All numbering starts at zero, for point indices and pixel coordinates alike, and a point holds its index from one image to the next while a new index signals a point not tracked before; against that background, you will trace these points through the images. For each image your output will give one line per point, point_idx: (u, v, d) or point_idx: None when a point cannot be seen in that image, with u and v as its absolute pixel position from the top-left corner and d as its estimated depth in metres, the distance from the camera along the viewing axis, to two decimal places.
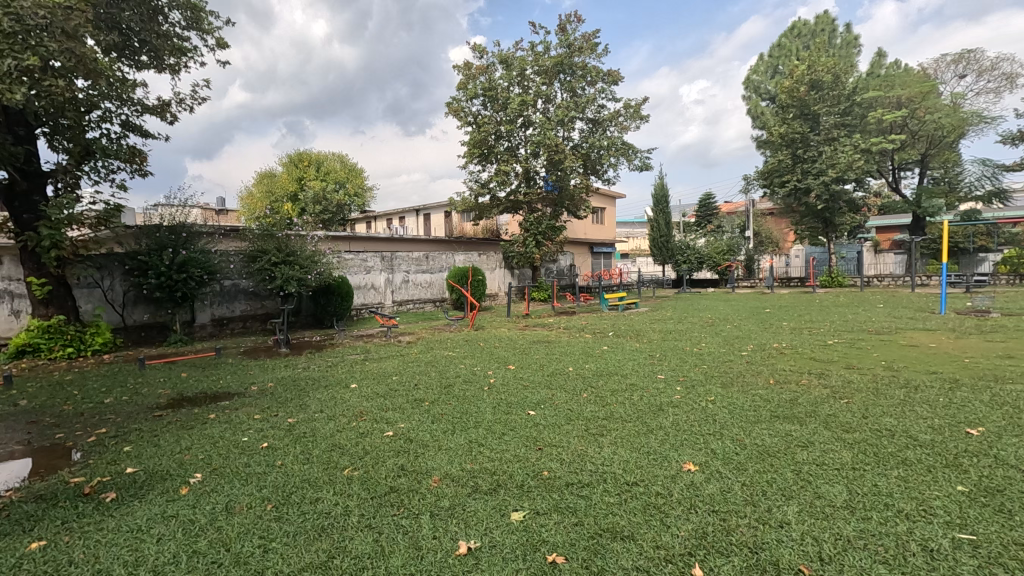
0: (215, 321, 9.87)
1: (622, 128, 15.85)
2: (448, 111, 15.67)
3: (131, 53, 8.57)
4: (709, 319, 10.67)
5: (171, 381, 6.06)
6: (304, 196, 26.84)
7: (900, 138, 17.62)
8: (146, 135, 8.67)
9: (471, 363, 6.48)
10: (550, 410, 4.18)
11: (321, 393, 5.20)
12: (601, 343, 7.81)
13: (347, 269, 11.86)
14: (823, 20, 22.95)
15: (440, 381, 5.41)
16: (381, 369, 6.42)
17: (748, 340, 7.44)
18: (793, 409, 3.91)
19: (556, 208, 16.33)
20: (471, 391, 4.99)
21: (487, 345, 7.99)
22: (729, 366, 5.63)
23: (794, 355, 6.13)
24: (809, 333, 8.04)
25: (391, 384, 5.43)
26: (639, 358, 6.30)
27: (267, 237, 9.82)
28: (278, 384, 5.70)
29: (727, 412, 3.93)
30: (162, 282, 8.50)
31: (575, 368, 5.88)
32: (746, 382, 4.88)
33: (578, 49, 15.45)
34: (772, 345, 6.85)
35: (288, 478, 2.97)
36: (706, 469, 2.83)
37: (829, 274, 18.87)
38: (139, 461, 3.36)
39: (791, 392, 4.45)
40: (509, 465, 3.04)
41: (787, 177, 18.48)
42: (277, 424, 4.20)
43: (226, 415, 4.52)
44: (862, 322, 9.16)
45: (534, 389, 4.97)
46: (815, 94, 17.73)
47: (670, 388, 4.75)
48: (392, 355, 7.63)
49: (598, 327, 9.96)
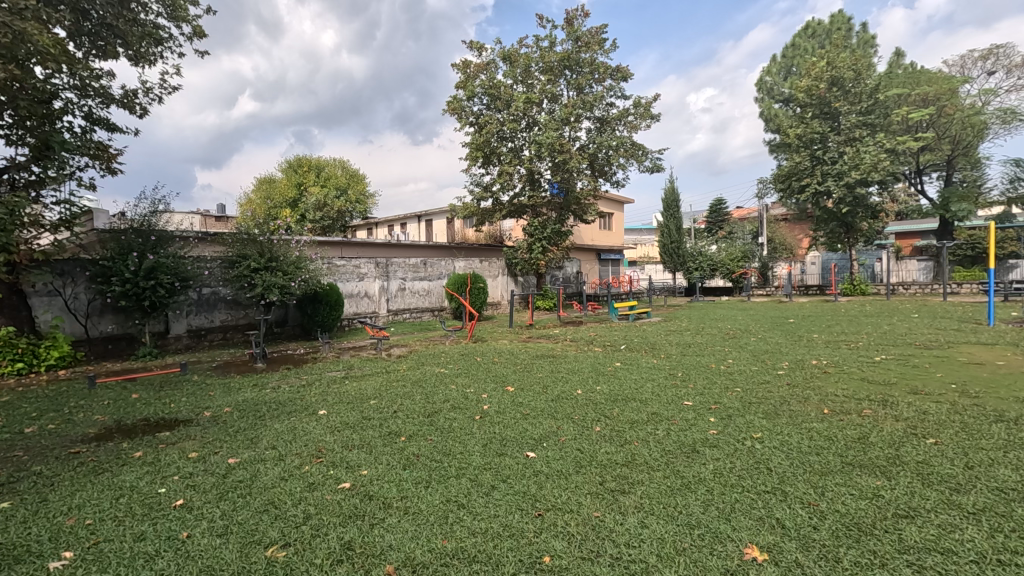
0: (192, 332, 9.10)
1: (631, 128, 15.04)
2: (447, 111, 14.92)
3: (100, 41, 7.87)
4: (730, 331, 9.74)
5: (113, 405, 5.21)
6: (304, 203, 26.07)
7: (927, 138, 16.66)
8: (113, 130, 7.99)
9: (464, 383, 5.59)
10: (554, 451, 3.32)
11: (280, 422, 4.34)
12: (614, 359, 6.92)
13: (337, 276, 11.04)
14: (839, 19, 22.13)
15: (425, 409, 4.55)
16: (360, 390, 5.56)
17: (782, 356, 6.50)
18: (867, 453, 3.04)
19: (562, 212, 15.51)
20: (458, 422, 4.12)
21: (484, 361, 7.12)
22: (770, 391, 4.70)
23: (843, 375, 5.20)
24: (849, 347, 7.08)
25: (366, 411, 4.58)
26: (660, 379, 5.41)
27: (248, 241, 9.06)
28: (235, 409, 4.86)
29: (781, 455, 3.06)
30: (127, 290, 7.73)
31: (585, 391, 4.98)
32: (796, 412, 3.99)
33: (584, 45, 14.68)
34: (813, 363, 5.91)
35: (187, 565, 2.13)
36: (779, 559, 1.97)
37: (851, 282, 17.90)
38: (4, 529, 2.52)
39: (859, 427, 3.54)
40: (497, 545, 2.18)
41: (806, 180, 17.56)
42: (214, 466, 3.38)
43: (156, 452, 3.68)
44: (904, 334, 8.19)
45: (536, 419, 4.09)
46: (836, 91, 16.94)
47: (703, 421, 3.86)
48: (377, 372, 6.77)
49: (607, 339, 9.06)
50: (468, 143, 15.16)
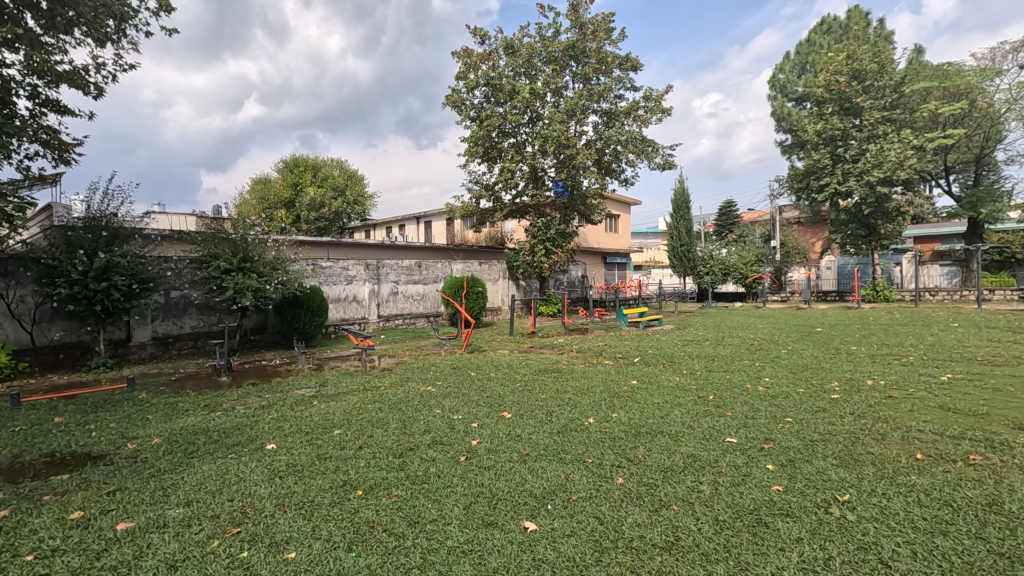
0: (157, 340, 8.21)
1: (641, 122, 14.13)
2: (446, 104, 14.03)
3: (52, 16, 7.03)
4: (755, 342, 8.73)
5: (23, 433, 4.26)
6: (300, 203, 25.20)
7: (956, 134, 15.68)
8: (64, 112, 7.17)
9: (452, 408, 4.64)
10: (563, 522, 2.38)
11: (212, 463, 3.40)
12: (627, 375, 5.97)
13: (322, 279, 10.14)
14: (856, 13, 21.22)
15: (397, 445, 3.62)
16: (327, 414, 4.63)
17: (825, 374, 5.57)
18: (1018, 537, 2.09)
19: (567, 212, 14.62)
20: (436, 466, 3.18)
21: (478, 376, 6.17)
22: (833, 423, 3.72)
23: (916, 403, 4.22)
24: (901, 362, 6.11)
25: (325, 447, 3.65)
26: (687, 405, 4.46)
27: (220, 240, 8.17)
28: (166, 441, 3.93)
29: (894, 538, 2.12)
30: (77, 293, 6.83)
31: (598, 421, 4.02)
32: (882, 457, 3.03)
33: (590, 33, 13.78)
34: (871, 384, 4.94)
35: None
36: None
37: (873, 288, 16.91)
38: None
39: (981, 485, 2.59)
40: None
41: (826, 179, 16.57)
42: (91, 538, 2.43)
43: (29, 511, 2.75)
44: (955, 348, 7.19)
45: (539, 463, 3.14)
46: (857, 85, 16.02)
47: (759, 470, 2.94)
48: (354, 389, 5.81)
49: (618, 350, 8.09)
50: (468, 138, 14.27)
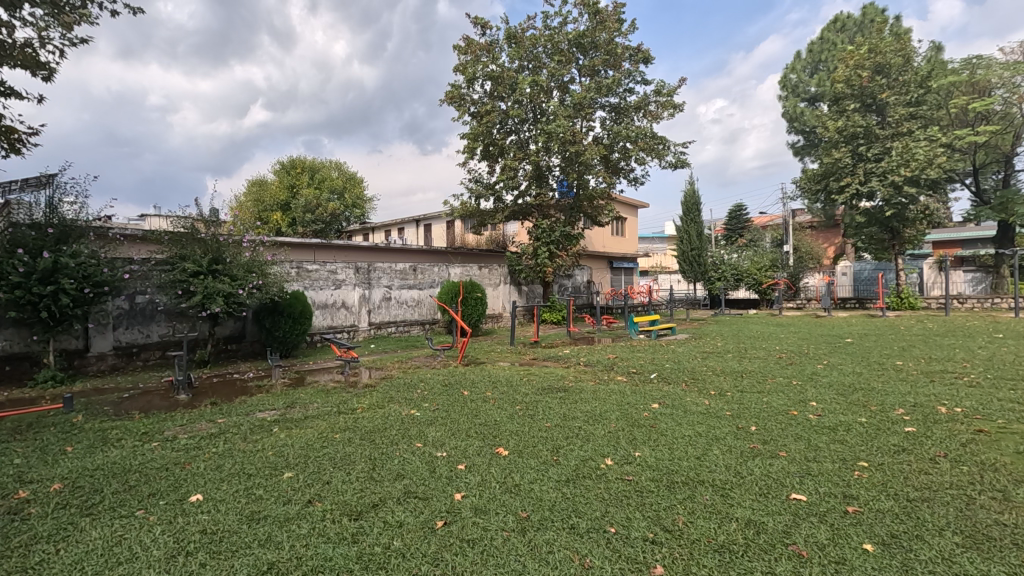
0: (120, 350, 7.40)
1: (652, 117, 13.32)
2: (444, 99, 13.26)
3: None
4: (784, 354, 7.89)
5: None
6: (295, 206, 24.49)
7: (987, 131, 14.79)
8: (9, 95, 6.39)
9: (435, 441, 3.78)
10: None
11: (106, 528, 2.55)
12: (644, 396, 5.12)
13: (307, 283, 9.33)
14: (872, 10, 20.44)
15: (359, 498, 2.77)
16: (282, 448, 3.78)
17: (881, 398, 4.70)
18: None
19: (572, 213, 13.81)
20: (403, 537, 2.32)
21: (472, 397, 5.30)
22: (926, 473, 2.85)
23: (1021, 442, 3.32)
24: (965, 383, 5.25)
25: (261, 501, 2.79)
26: (726, 440, 3.57)
27: (188, 239, 7.34)
28: (67, 488, 3.08)
29: None
30: (19, 297, 6.02)
31: (617, 464, 3.16)
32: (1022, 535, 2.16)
33: (599, 23, 12.97)
34: (948, 413, 4.05)
35: None
36: None
37: (897, 295, 15.98)
38: None
39: None
40: None
41: (846, 179, 15.66)
42: None
43: None
44: (1018, 364, 6.29)
45: (543, 536, 2.28)
46: (880, 80, 15.20)
47: (855, 554, 2.07)
48: (326, 412, 4.98)
49: (632, 364, 7.22)
50: (467, 135, 13.50)
